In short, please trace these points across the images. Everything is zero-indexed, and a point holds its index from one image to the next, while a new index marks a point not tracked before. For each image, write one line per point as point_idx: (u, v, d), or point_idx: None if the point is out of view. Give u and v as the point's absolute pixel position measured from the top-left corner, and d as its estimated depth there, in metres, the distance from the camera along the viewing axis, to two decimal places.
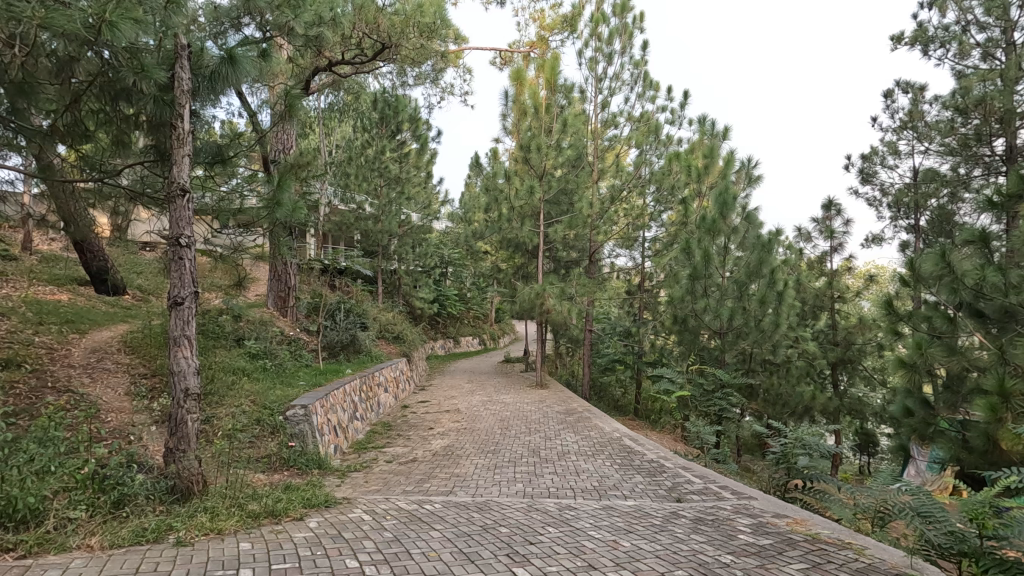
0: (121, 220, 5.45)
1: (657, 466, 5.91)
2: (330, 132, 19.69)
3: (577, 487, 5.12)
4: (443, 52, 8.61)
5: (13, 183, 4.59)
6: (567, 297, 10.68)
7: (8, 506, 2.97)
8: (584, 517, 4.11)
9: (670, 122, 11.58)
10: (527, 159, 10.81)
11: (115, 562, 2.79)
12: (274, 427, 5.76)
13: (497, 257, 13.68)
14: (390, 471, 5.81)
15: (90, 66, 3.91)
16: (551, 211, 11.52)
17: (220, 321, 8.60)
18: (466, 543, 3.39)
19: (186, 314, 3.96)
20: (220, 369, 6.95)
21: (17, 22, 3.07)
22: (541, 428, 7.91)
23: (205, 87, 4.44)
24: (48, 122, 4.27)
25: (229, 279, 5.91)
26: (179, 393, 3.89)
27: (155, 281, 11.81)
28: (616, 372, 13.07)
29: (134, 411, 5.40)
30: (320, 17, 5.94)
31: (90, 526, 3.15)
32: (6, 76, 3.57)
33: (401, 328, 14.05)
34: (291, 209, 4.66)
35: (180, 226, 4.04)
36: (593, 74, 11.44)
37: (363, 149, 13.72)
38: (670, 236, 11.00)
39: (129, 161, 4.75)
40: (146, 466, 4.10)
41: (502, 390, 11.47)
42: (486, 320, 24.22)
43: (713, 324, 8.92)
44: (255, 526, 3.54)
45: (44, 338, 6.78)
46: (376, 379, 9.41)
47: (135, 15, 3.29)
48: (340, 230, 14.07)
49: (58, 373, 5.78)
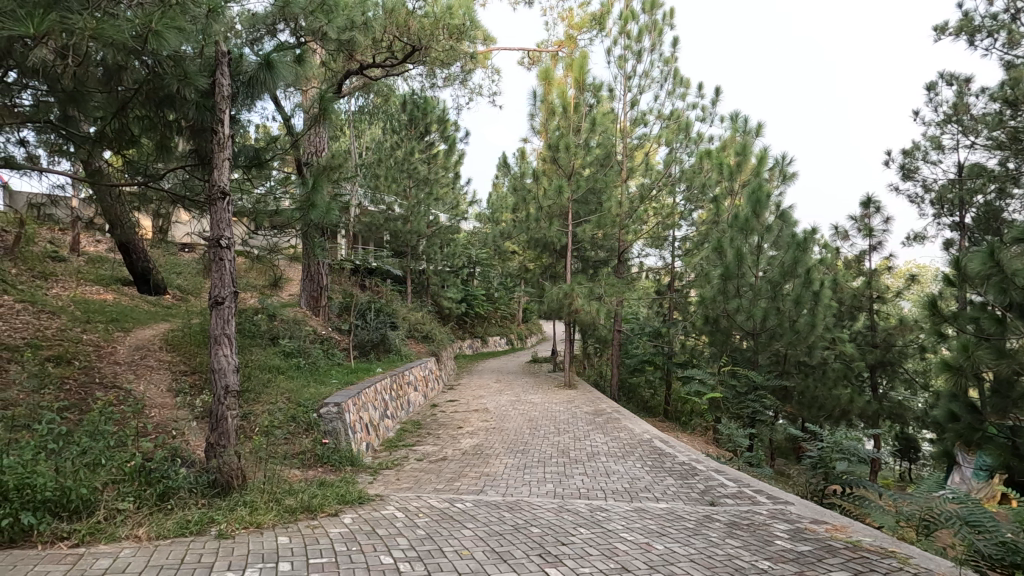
0: (163, 223, 5.64)
1: (689, 469, 5.82)
2: (360, 135, 20.01)
3: (608, 488, 5.09)
4: (472, 53, 8.63)
5: (63, 187, 4.85)
6: (595, 298, 10.56)
7: (62, 497, 3.09)
8: (616, 518, 4.09)
9: (701, 120, 11.39)
10: (555, 159, 10.80)
11: (162, 553, 2.89)
12: (308, 424, 5.86)
13: (524, 257, 13.68)
14: (421, 469, 5.88)
15: (137, 74, 4.03)
16: (579, 211, 11.50)
17: (257, 320, 8.82)
18: (498, 542, 3.40)
19: (226, 313, 4.08)
20: (257, 367, 7.15)
21: (70, 35, 3.20)
22: (570, 428, 7.88)
23: (243, 92, 4.58)
24: (95, 128, 4.44)
25: (265, 279, 6.01)
26: (219, 390, 4.03)
27: (194, 281, 12.19)
28: (645, 372, 12.91)
29: (176, 407, 5.59)
30: (352, 21, 6.10)
31: (138, 517, 3.28)
32: (58, 85, 3.82)
33: (429, 327, 14.20)
34: (325, 210, 4.81)
35: (220, 228, 4.17)
36: (622, 72, 11.33)
37: (393, 151, 13.95)
38: (700, 235, 10.83)
39: (170, 164, 4.90)
40: (189, 461, 4.24)
41: (531, 390, 11.47)
42: (513, 320, 24.20)
43: (746, 326, 8.77)
44: (292, 521, 3.62)
45: (92, 335, 7.08)
46: (405, 378, 9.53)
47: (179, 24, 3.42)
48: (370, 230, 14.28)
49: (105, 369, 6.03)
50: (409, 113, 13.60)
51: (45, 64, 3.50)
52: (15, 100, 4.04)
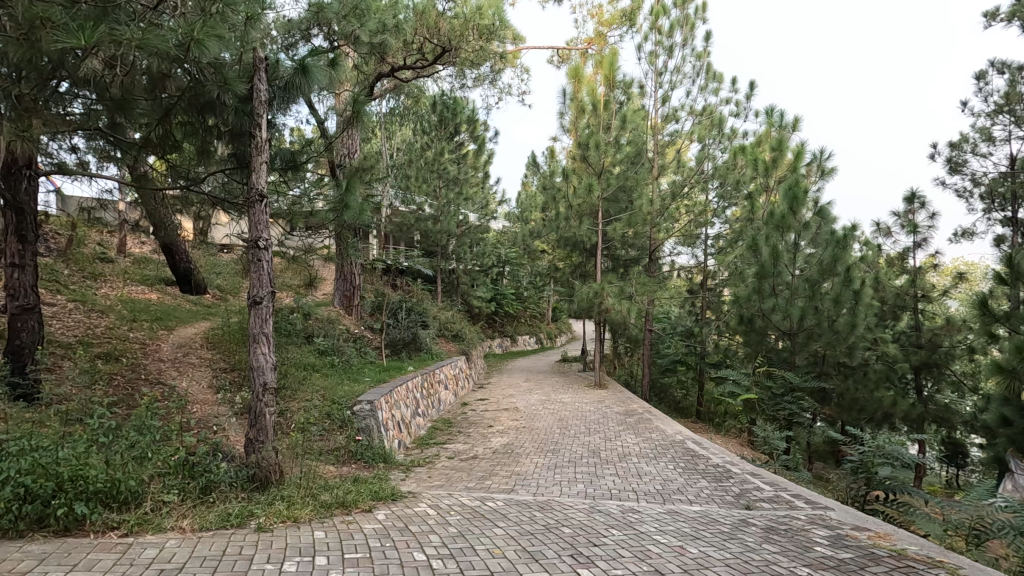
0: (203, 226, 5.83)
1: (723, 471, 5.71)
2: (391, 136, 20.29)
3: (641, 490, 5.03)
4: (501, 52, 8.61)
5: (111, 192, 5.07)
6: (626, 297, 10.46)
7: (112, 488, 3.22)
8: (649, 520, 4.04)
9: (735, 115, 11.14)
10: (585, 157, 10.72)
11: (205, 544, 2.99)
12: (342, 421, 5.99)
13: (553, 256, 13.63)
14: (452, 467, 5.92)
15: (180, 82, 4.17)
16: (610, 209, 11.42)
17: (292, 319, 9.02)
18: (530, 541, 3.41)
19: (264, 312, 4.18)
20: (293, 365, 7.33)
21: (118, 45, 3.32)
22: (600, 428, 7.83)
23: (279, 97, 4.69)
24: (140, 135, 4.62)
25: (300, 279, 6.16)
26: (258, 387, 4.14)
27: (233, 281, 12.56)
28: (677, 372, 12.69)
29: (217, 403, 5.81)
30: (384, 24, 6.23)
31: (182, 509, 3.39)
32: (107, 94, 3.99)
33: (460, 326, 14.30)
34: (358, 212, 4.97)
35: (258, 230, 4.26)
36: (653, 69, 11.14)
37: (423, 152, 14.15)
38: (734, 232, 10.61)
39: (211, 168, 5.05)
40: (230, 455, 4.36)
41: (561, 390, 11.44)
42: (542, 319, 24.10)
43: (782, 325, 8.58)
44: (327, 516, 3.70)
45: (138, 334, 7.38)
46: (436, 376, 9.62)
47: (219, 32, 3.53)
48: (401, 230, 14.42)
49: (151, 366, 6.31)
50: (439, 114, 13.76)
51: (94, 75, 3.63)
52: (67, 109, 4.19)
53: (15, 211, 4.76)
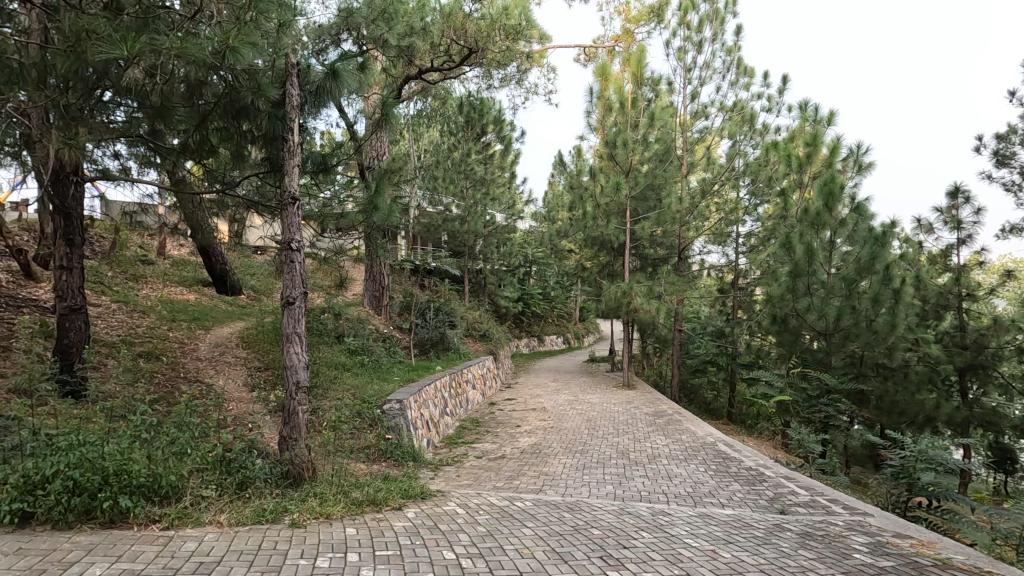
0: (239, 229, 5.98)
1: (757, 475, 5.58)
2: (418, 138, 20.51)
3: (671, 492, 4.96)
4: (528, 52, 8.60)
5: (152, 197, 5.27)
6: (655, 296, 10.33)
7: (155, 482, 3.33)
8: (680, 523, 3.98)
9: (767, 110, 10.90)
10: (612, 156, 10.64)
11: (242, 539, 3.07)
12: (372, 420, 6.08)
13: (580, 256, 13.56)
14: (480, 466, 5.95)
15: (216, 88, 4.29)
16: (638, 208, 11.31)
17: (323, 319, 9.19)
18: (559, 542, 3.40)
19: (297, 312, 4.26)
20: (325, 364, 7.48)
21: (158, 55, 3.44)
22: (629, 429, 7.76)
23: (310, 101, 4.76)
24: (178, 140, 4.76)
25: (332, 280, 6.27)
26: (291, 385, 4.22)
27: (267, 282, 12.88)
28: (708, 373, 12.49)
29: (252, 401, 5.97)
30: (412, 27, 6.31)
31: (220, 504, 3.49)
32: (147, 102, 4.13)
33: (487, 326, 14.35)
34: (387, 213, 5.06)
35: (291, 231, 4.35)
36: (681, 65, 11.02)
37: (450, 153, 14.26)
38: (766, 230, 10.37)
39: (246, 172, 5.17)
40: (265, 452, 4.47)
41: (589, 390, 11.37)
42: (570, 319, 23.99)
43: (817, 325, 8.36)
44: (359, 513, 3.75)
45: (177, 333, 7.63)
46: (464, 375, 9.68)
47: (253, 40, 3.62)
48: (429, 231, 14.55)
49: (189, 365, 6.52)
50: (466, 115, 13.84)
51: (136, 84, 3.77)
52: (110, 117, 4.42)
53: (63, 216, 4.99)
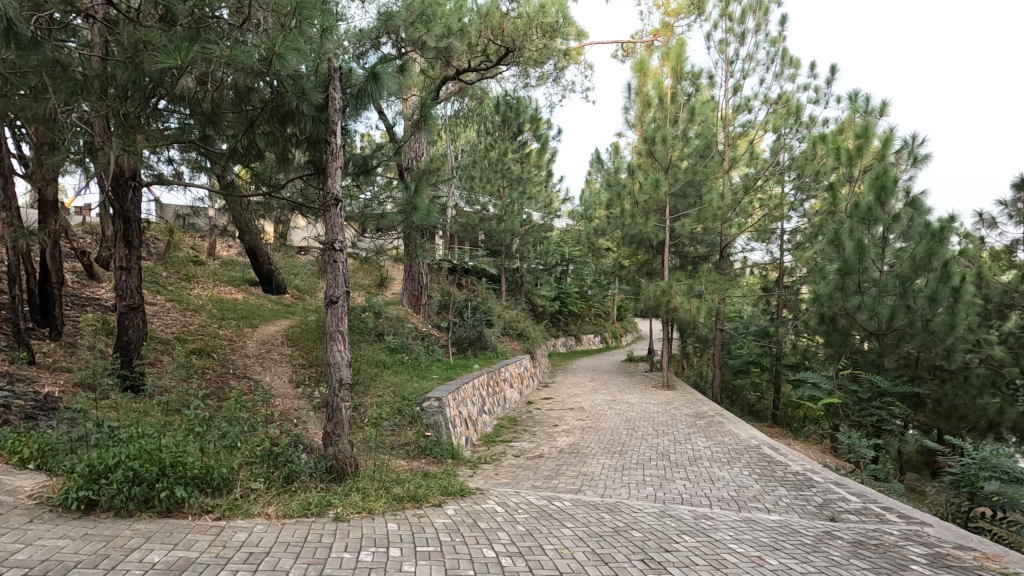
0: (283, 230, 6.16)
1: (804, 480, 5.39)
2: (455, 138, 20.71)
3: (714, 496, 4.85)
4: (565, 50, 8.54)
5: (202, 200, 5.49)
6: (696, 295, 10.11)
7: (208, 474, 3.47)
8: (724, 528, 3.88)
9: (814, 102, 10.50)
10: (651, 152, 10.48)
11: (288, 531, 3.17)
12: (412, 417, 6.17)
13: (618, 254, 13.41)
14: (519, 465, 5.96)
15: (263, 94, 4.41)
16: (677, 205, 11.08)
17: (364, 317, 9.39)
18: (599, 543, 3.37)
19: (340, 311, 4.35)
20: (366, 362, 7.64)
21: (208, 63, 3.61)
22: (669, 430, 7.62)
23: (352, 105, 4.82)
24: (228, 145, 4.95)
25: (372, 279, 6.40)
26: (334, 382, 4.31)
27: (310, 281, 13.24)
28: (751, 374, 12.14)
29: (297, 397, 6.15)
30: (449, 28, 6.42)
31: (268, 497, 3.61)
32: (199, 109, 4.30)
33: (524, 325, 14.34)
34: (426, 213, 5.14)
35: (333, 232, 4.44)
36: (723, 57, 10.74)
37: (486, 152, 14.42)
38: (813, 226, 9.99)
39: (290, 175, 5.30)
40: (310, 447, 4.59)
41: (627, 390, 11.24)
42: (607, 318, 23.74)
43: (868, 325, 8.04)
44: (400, 509, 3.82)
45: (227, 331, 7.94)
46: (502, 374, 9.71)
47: (297, 45, 3.72)
48: (466, 231, 14.64)
49: (238, 361, 6.78)
50: (503, 114, 13.91)
51: (188, 93, 3.92)
52: (164, 124, 4.63)
53: (123, 219, 5.21)
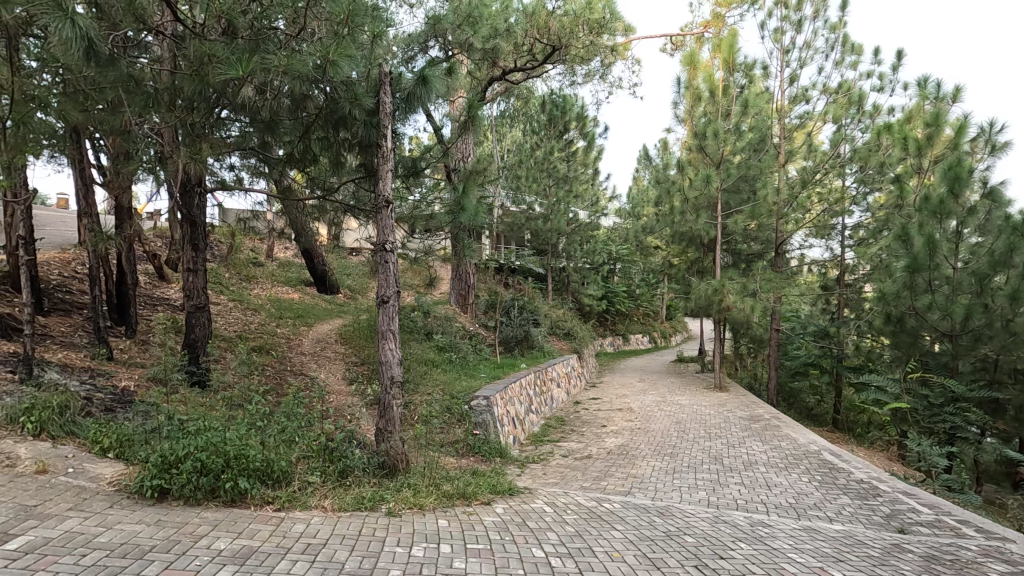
0: (336, 232, 6.35)
1: (869, 488, 5.11)
2: (502, 138, 20.82)
3: (771, 503, 4.67)
4: (612, 46, 8.44)
5: (261, 204, 5.74)
6: (750, 294, 9.78)
7: (268, 467, 3.62)
8: (782, 536, 3.73)
9: (878, 90, 9.94)
10: (702, 147, 10.20)
11: (344, 524, 3.27)
12: (461, 415, 6.25)
13: (667, 252, 13.12)
14: (567, 465, 5.93)
15: (318, 101, 4.54)
16: (730, 201, 10.74)
17: (413, 317, 9.59)
18: (651, 548, 3.30)
19: (391, 310, 4.44)
20: (416, 360, 7.80)
21: (267, 72, 3.79)
22: (722, 433, 7.41)
23: (401, 109, 4.89)
24: (284, 151, 5.14)
25: (421, 279, 6.53)
26: (386, 380, 4.40)
27: (361, 281, 13.61)
28: (809, 377, 11.62)
29: (351, 394, 6.34)
30: (495, 29, 6.47)
31: (324, 490, 3.74)
32: (260, 117, 4.51)
33: (572, 325, 14.25)
34: (473, 213, 5.20)
35: (385, 233, 4.53)
36: (778, 47, 10.32)
37: (533, 152, 14.44)
38: (877, 222, 9.48)
39: (343, 178, 5.45)
40: (363, 443, 4.72)
41: (678, 391, 10.99)
42: (656, 318, 23.25)
43: (939, 325, 7.58)
44: (450, 506, 3.88)
45: (284, 329, 8.27)
46: (549, 373, 9.70)
47: (350, 52, 3.83)
48: (512, 230, 14.68)
49: (295, 359, 7.06)
50: (549, 113, 13.96)
51: (249, 102, 4.11)
52: (226, 133, 4.81)
53: (190, 223, 5.51)
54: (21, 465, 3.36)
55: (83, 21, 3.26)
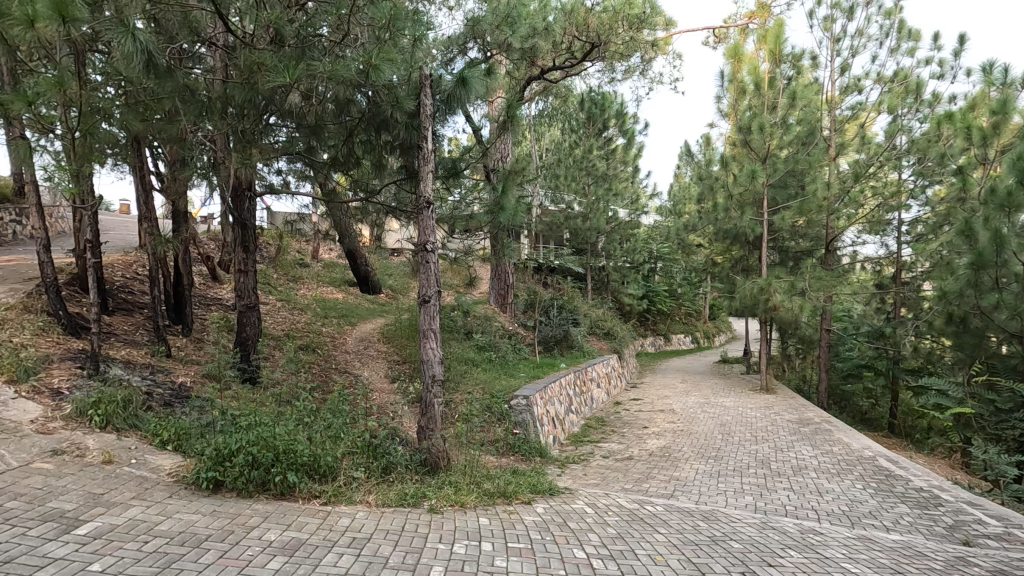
0: (378, 233, 6.48)
1: (930, 498, 4.85)
2: (540, 138, 20.78)
3: (822, 509, 4.49)
4: (653, 41, 8.29)
5: (307, 207, 5.88)
6: (798, 292, 9.44)
7: (315, 462, 3.72)
8: (835, 545, 3.58)
9: (938, 77, 9.43)
10: (747, 142, 9.90)
11: (387, 519, 3.34)
12: (501, 414, 6.27)
13: (710, 250, 12.81)
14: (608, 466, 5.86)
15: (360, 106, 4.65)
16: (777, 197, 10.39)
17: (453, 316, 9.69)
18: (695, 552, 3.23)
19: (432, 310, 4.49)
20: (456, 359, 7.88)
21: (312, 78, 3.91)
22: (769, 436, 7.18)
23: (442, 109, 4.92)
24: (329, 155, 5.25)
25: (461, 279, 6.58)
26: (428, 378, 4.46)
27: (403, 281, 13.85)
28: (863, 379, 11.12)
29: (393, 392, 6.46)
30: (534, 28, 6.46)
31: (368, 485, 3.82)
32: (305, 122, 4.64)
33: (612, 324, 14.08)
34: (513, 212, 5.21)
35: (426, 233, 4.58)
36: (828, 35, 9.92)
37: (571, 150, 14.31)
38: (937, 216, 9.00)
39: (385, 180, 5.56)
40: (405, 440, 4.80)
41: (722, 393, 10.72)
42: (699, 318, 22.71)
43: (1008, 326, 7.15)
44: (491, 504, 3.90)
45: (329, 329, 8.49)
46: (589, 373, 9.63)
47: (392, 56, 3.91)
48: (551, 230, 14.64)
49: (339, 357, 7.24)
50: (587, 111, 13.82)
51: (296, 107, 4.24)
52: (274, 138, 4.94)
53: (240, 226, 5.71)
54: (90, 455, 3.57)
55: (142, 35, 3.43)
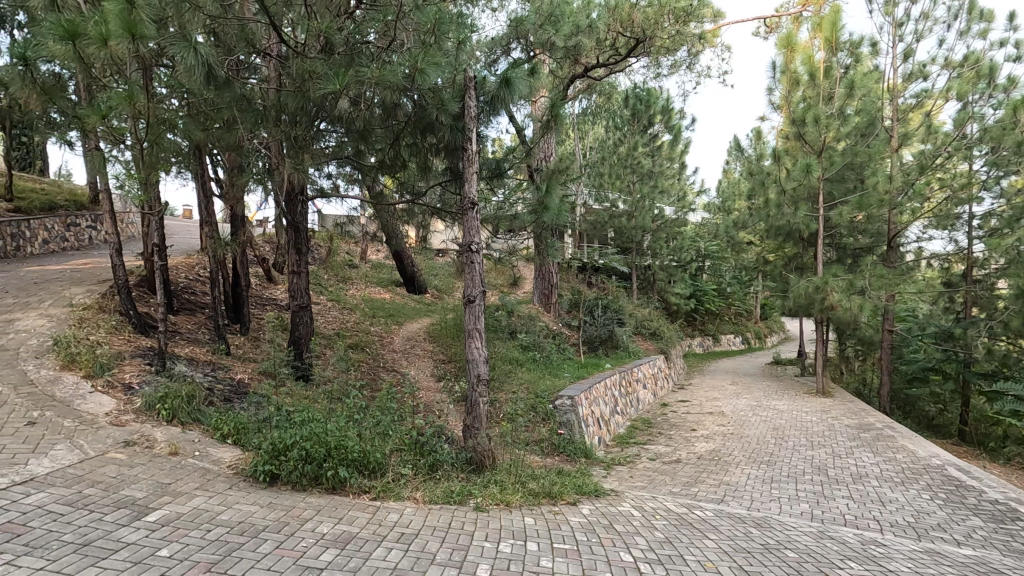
0: (424, 234, 6.59)
1: (1006, 511, 4.52)
2: (583, 136, 20.63)
3: (885, 520, 4.26)
4: (700, 34, 8.09)
5: (356, 209, 6.04)
6: (857, 291, 8.99)
7: (364, 458, 3.81)
8: (900, 558, 3.39)
9: (1014, 60, 8.78)
10: (801, 135, 9.52)
11: (434, 515, 3.39)
12: (545, 414, 6.26)
13: (761, 248, 12.38)
14: (654, 469, 5.77)
15: (406, 110, 4.75)
16: (834, 191, 9.95)
17: (497, 316, 9.75)
18: (747, 560, 3.13)
19: (477, 310, 4.54)
20: (500, 359, 7.93)
21: (361, 84, 4.03)
22: (826, 442, 6.88)
23: (486, 110, 4.89)
24: (376, 158, 5.39)
25: (506, 278, 6.61)
26: (473, 378, 4.51)
27: (448, 281, 14.04)
28: (929, 383, 10.49)
29: (439, 391, 6.56)
30: (578, 26, 6.40)
31: (415, 482, 3.89)
32: (353, 127, 4.77)
33: (658, 324, 13.83)
34: (556, 211, 5.20)
35: (470, 234, 4.64)
36: (890, 20, 9.39)
37: (615, 149, 14.11)
38: (1013, 209, 8.39)
39: (430, 182, 5.65)
40: (451, 438, 4.86)
41: (774, 395, 10.35)
42: (750, 317, 21.99)
43: None
44: (536, 504, 3.90)
45: (377, 328, 8.71)
46: (635, 374, 9.49)
47: (437, 60, 3.96)
48: (595, 229, 14.51)
49: (387, 355, 7.41)
50: (632, 108, 13.62)
51: (345, 113, 4.37)
52: (325, 144, 5.08)
53: (294, 229, 5.92)
54: (158, 447, 3.79)
55: (202, 48, 3.60)
